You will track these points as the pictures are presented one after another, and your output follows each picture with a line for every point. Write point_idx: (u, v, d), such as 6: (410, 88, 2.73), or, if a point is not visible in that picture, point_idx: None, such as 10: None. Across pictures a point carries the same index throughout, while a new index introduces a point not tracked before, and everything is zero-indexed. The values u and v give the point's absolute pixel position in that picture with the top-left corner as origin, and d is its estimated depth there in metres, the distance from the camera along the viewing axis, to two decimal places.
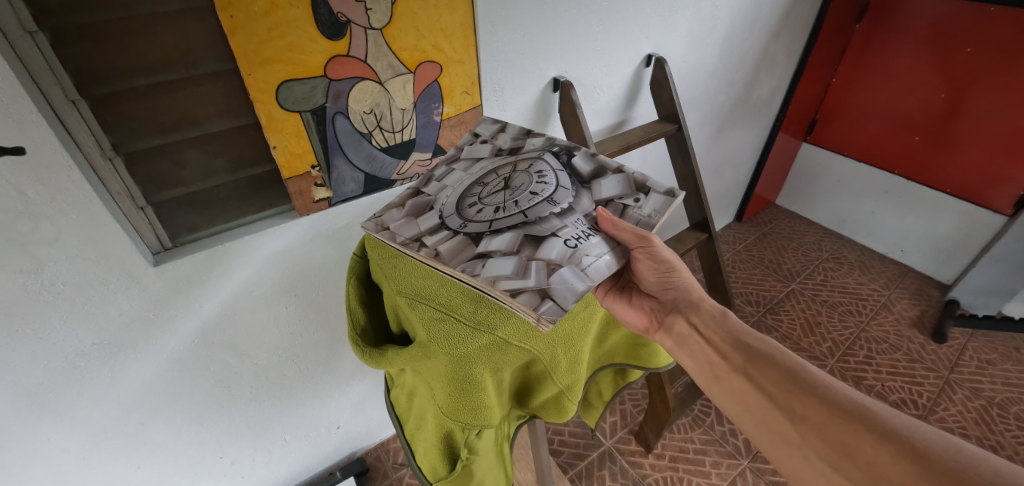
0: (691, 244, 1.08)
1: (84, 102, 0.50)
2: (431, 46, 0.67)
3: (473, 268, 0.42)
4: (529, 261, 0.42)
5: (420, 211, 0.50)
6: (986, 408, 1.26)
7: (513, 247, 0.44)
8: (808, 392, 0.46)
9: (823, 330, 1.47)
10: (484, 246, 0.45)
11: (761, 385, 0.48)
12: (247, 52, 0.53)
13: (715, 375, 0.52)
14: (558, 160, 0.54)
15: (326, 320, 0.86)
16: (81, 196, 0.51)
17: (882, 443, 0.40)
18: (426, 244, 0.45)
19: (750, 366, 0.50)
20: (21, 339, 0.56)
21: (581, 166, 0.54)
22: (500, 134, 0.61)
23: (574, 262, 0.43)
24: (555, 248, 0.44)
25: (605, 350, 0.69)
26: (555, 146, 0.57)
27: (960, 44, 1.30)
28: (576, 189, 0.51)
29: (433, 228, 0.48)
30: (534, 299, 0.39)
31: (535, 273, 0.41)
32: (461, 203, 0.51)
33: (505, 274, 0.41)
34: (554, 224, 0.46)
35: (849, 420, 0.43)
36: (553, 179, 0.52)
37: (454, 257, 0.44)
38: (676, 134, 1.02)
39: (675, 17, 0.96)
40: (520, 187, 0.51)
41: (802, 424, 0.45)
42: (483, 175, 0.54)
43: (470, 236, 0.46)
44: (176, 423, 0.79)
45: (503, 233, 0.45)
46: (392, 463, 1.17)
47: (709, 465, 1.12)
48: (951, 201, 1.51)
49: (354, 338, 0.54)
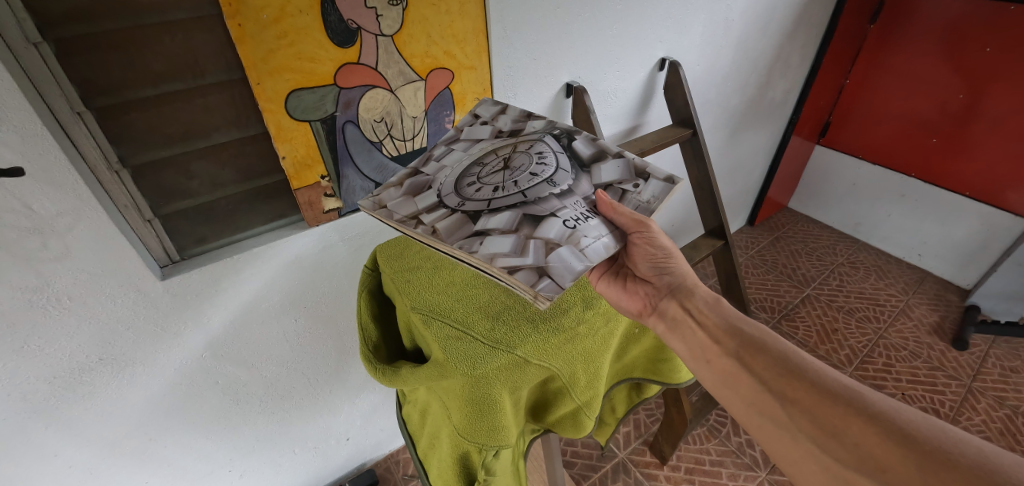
0: (707, 251, 1.06)
1: (90, 114, 0.49)
2: (443, 52, 0.65)
3: (470, 246, 0.40)
4: (527, 241, 0.41)
5: (419, 190, 0.48)
6: (1011, 417, 1.22)
7: (512, 226, 0.42)
8: (799, 377, 0.44)
9: (840, 337, 1.44)
10: (482, 224, 0.43)
11: (752, 369, 0.46)
12: (256, 61, 0.52)
13: (706, 360, 0.49)
14: (558, 143, 0.52)
15: (336, 332, 0.84)
16: (87, 211, 0.50)
17: (869, 424, 0.38)
18: (423, 222, 0.44)
19: (742, 351, 0.48)
20: (26, 356, 0.55)
21: (581, 149, 0.52)
22: (500, 116, 0.58)
23: (572, 241, 0.41)
24: (553, 228, 0.42)
25: (623, 365, 0.67)
26: (556, 130, 0.54)
27: (978, 44, 1.28)
28: (575, 172, 0.49)
29: (431, 207, 0.46)
30: (532, 276, 0.38)
31: (533, 251, 0.40)
32: (459, 182, 0.49)
33: (503, 251, 0.40)
34: (553, 204, 0.45)
35: (839, 403, 0.41)
36: (553, 161, 0.50)
37: (451, 233, 0.42)
38: (691, 139, 1.00)
39: (690, 19, 0.95)
40: (519, 168, 0.49)
41: (792, 407, 0.42)
42: (483, 155, 0.52)
43: (468, 214, 0.44)
44: (184, 436, 0.77)
45: (502, 211, 0.44)
46: (402, 474, 1.15)
47: (726, 477, 1.09)
48: (971, 204, 1.47)
49: (367, 354, 0.52)
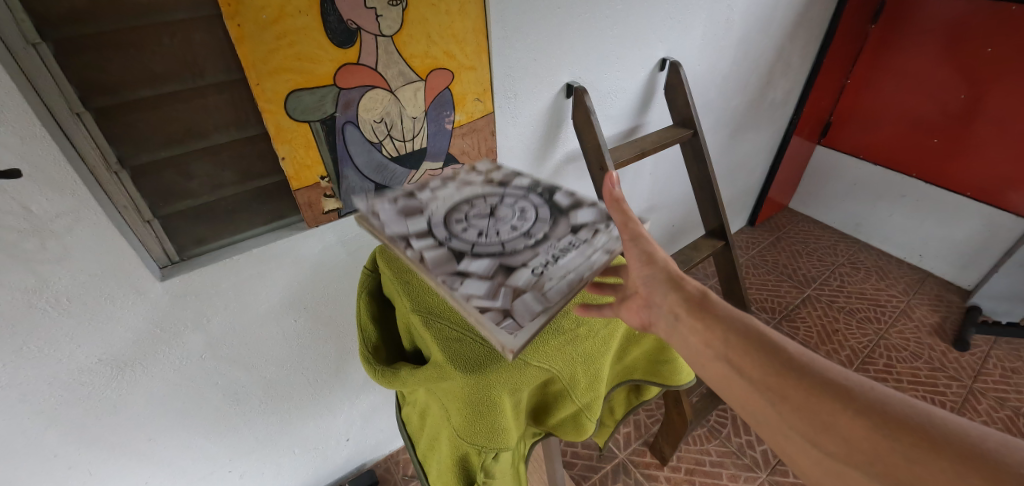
0: (707, 251, 1.05)
1: (88, 115, 0.49)
2: (443, 52, 0.65)
3: (450, 283, 0.40)
4: (500, 287, 0.40)
5: (410, 211, 0.49)
6: (1012, 418, 1.22)
7: (489, 272, 0.42)
8: (788, 370, 0.39)
9: (841, 338, 1.44)
10: (462, 264, 0.42)
11: (741, 368, 0.41)
12: (255, 62, 0.52)
13: (693, 359, 0.45)
14: (544, 197, 0.52)
15: (336, 333, 0.84)
16: (86, 212, 0.49)
17: (860, 418, 0.35)
18: (411, 245, 0.44)
19: (729, 350, 0.42)
20: (25, 357, 0.55)
21: (565, 200, 0.52)
22: (494, 168, 0.58)
23: (541, 288, 0.40)
24: (526, 276, 0.42)
25: (624, 367, 0.66)
26: (539, 186, 0.54)
27: (979, 44, 1.27)
28: (557, 219, 0.49)
29: (419, 231, 0.46)
30: (499, 317, 0.38)
31: (504, 296, 0.39)
32: (447, 217, 0.49)
33: (477, 293, 0.39)
34: (530, 252, 0.44)
35: (828, 395, 0.37)
36: (537, 213, 0.50)
37: (434, 265, 0.42)
38: (692, 139, 0.99)
39: (690, 19, 0.94)
40: (504, 217, 0.49)
41: (783, 405, 0.38)
42: (473, 197, 0.52)
43: (452, 250, 0.44)
44: (184, 436, 0.77)
45: (481, 256, 0.43)
46: (402, 475, 1.15)
47: (726, 478, 1.09)
48: (972, 204, 1.47)
49: (367, 356, 0.52)
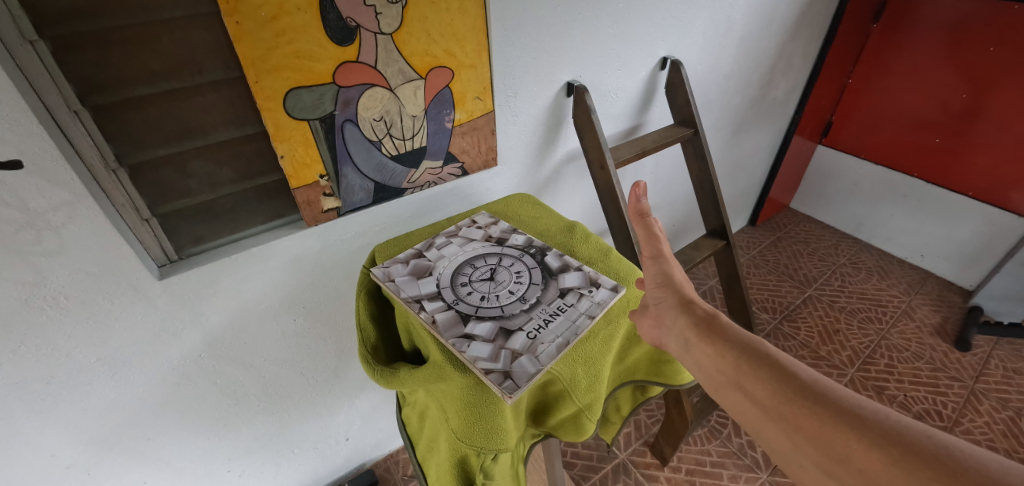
0: (708, 251, 1.05)
1: (86, 113, 0.48)
2: (443, 50, 0.65)
3: (459, 345, 0.46)
4: (501, 350, 0.46)
5: (421, 273, 0.56)
6: (1014, 419, 1.21)
7: (490, 335, 0.48)
8: (800, 398, 0.40)
9: (842, 338, 1.43)
10: (470, 328, 0.49)
11: (752, 395, 0.42)
12: (254, 60, 0.52)
13: (711, 387, 0.46)
14: (534, 259, 0.59)
15: (335, 332, 0.84)
16: (84, 209, 0.49)
17: (874, 447, 0.35)
18: (425, 308, 0.51)
19: (742, 377, 0.43)
20: (23, 356, 0.54)
21: (552, 262, 0.58)
22: (493, 225, 0.66)
23: (533, 351, 0.46)
24: (520, 339, 0.48)
25: (625, 367, 0.66)
26: (533, 247, 0.61)
27: (981, 44, 1.27)
28: (545, 283, 0.55)
29: (432, 294, 0.53)
30: (500, 378, 0.43)
31: (504, 358, 0.45)
32: (454, 279, 0.55)
33: (483, 356, 0.45)
34: (523, 316, 0.50)
35: (842, 423, 0.37)
36: (529, 276, 0.56)
37: (447, 328, 0.48)
38: (692, 138, 0.99)
39: (691, 18, 0.94)
40: (501, 282, 0.55)
41: (796, 433, 0.39)
42: (476, 257, 0.58)
43: (460, 314, 0.50)
44: (183, 436, 0.77)
45: (485, 320, 0.50)
46: (402, 475, 1.14)
47: (727, 479, 1.08)
48: (974, 204, 1.46)
49: (366, 355, 0.52)
